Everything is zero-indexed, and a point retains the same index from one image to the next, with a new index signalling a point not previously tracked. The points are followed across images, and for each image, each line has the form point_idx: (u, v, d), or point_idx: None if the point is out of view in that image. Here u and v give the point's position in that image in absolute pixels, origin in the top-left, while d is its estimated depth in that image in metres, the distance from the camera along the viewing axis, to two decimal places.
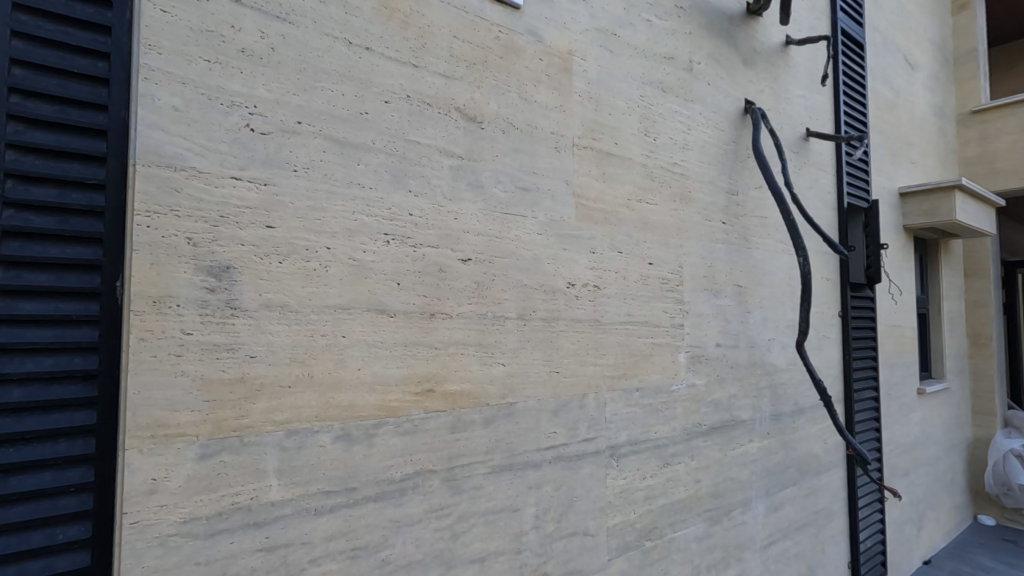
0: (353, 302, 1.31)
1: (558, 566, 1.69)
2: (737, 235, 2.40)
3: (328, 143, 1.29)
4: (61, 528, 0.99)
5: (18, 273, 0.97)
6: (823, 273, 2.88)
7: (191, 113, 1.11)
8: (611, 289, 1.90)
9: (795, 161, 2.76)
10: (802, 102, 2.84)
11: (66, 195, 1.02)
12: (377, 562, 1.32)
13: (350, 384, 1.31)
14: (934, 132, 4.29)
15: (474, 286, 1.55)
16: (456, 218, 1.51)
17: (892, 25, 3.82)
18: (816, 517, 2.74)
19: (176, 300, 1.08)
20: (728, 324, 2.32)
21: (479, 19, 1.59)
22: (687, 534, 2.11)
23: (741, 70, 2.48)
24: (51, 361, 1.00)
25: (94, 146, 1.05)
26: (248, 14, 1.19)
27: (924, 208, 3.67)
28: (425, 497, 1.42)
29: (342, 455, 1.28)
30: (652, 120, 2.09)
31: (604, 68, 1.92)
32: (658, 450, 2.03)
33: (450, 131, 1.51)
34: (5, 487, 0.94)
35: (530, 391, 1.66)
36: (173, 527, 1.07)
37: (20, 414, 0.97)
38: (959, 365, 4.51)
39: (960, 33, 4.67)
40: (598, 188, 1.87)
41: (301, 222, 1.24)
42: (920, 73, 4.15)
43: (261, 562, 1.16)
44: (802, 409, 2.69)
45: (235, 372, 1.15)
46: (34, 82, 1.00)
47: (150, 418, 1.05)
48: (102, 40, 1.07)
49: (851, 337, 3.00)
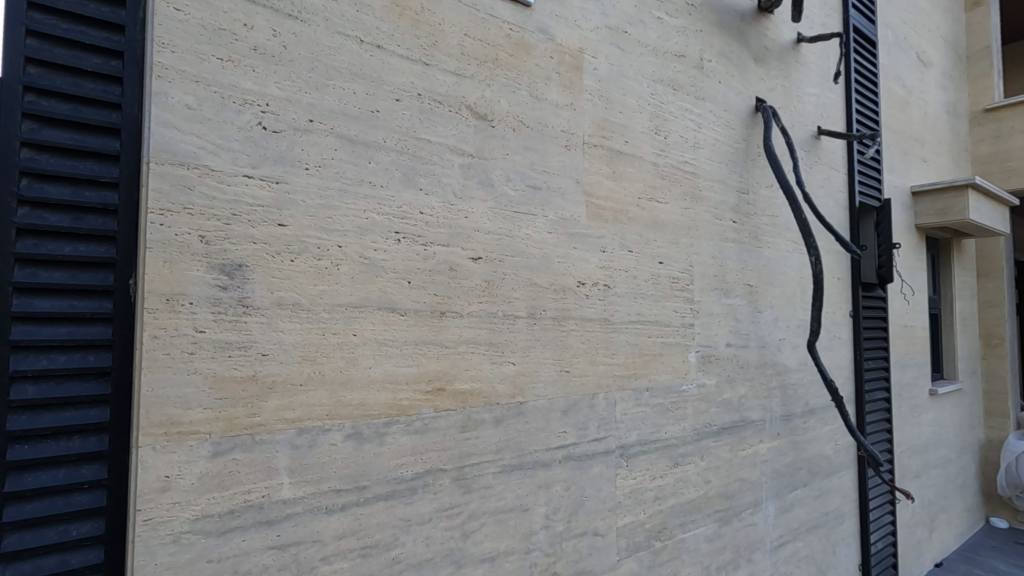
0: (363, 301, 1.31)
1: (568, 566, 1.68)
2: (748, 234, 2.39)
3: (339, 141, 1.29)
4: (75, 525, 1.00)
5: (33, 271, 0.98)
6: (835, 272, 2.85)
7: (204, 111, 1.11)
8: (622, 288, 1.89)
9: (806, 159, 2.74)
10: (813, 99, 2.82)
11: (79, 193, 1.03)
12: (387, 561, 1.32)
13: (362, 382, 1.30)
14: (947, 130, 4.25)
15: (485, 285, 1.54)
16: (467, 217, 1.51)
17: (904, 22, 3.78)
18: (827, 518, 2.72)
19: (188, 298, 1.08)
20: (739, 325, 2.31)
21: (490, 16, 1.59)
22: (697, 534, 2.10)
23: (753, 68, 2.46)
24: (65, 358, 1.01)
25: (108, 145, 1.06)
26: (261, 13, 1.19)
27: (936, 208, 3.64)
28: (435, 496, 1.41)
29: (353, 453, 1.28)
30: (663, 118, 2.07)
31: (615, 66, 1.91)
32: (668, 450, 2.01)
33: (460, 130, 1.51)
34: (20, 483, 0.96)
35: (540, 390, 1.65)
36: (186, 525, 1.07)
37: (35, 411, 0.98)
38: (972, 365, 4.46)
39: (973, 30, 4.61)
40: (608, 187, 1.86)
41: (312, 220, 1.24)
42: (933, 71, 4.10)
43: (273, 560, 1.16)
44: (813, 410, 2.67)
45: (247, 370, 1.15)
46: (49, 80, 1.01)
47: (162, 416, 1.05)
48: (115, 38, 1.07)
49: (863, 336, 2.97)
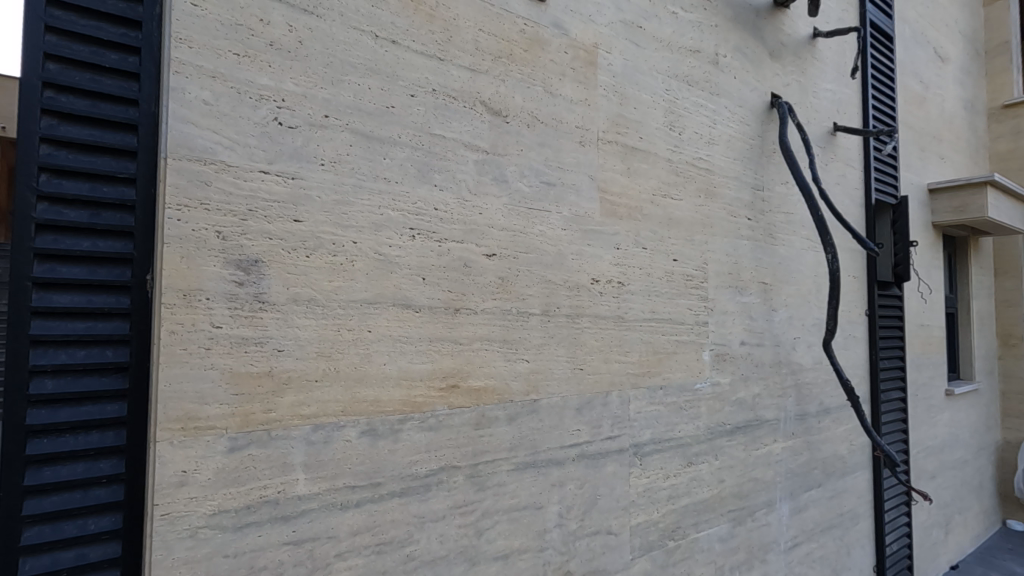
0: (378, 297, 1.31)
1: (581, 565, 1.67)
2: (763, 232, 2.36)
3: (354, 137, 1.28)
4: (93, 519, 1.01)
5: (52, 266, 0.99)
6: (850, 270, 2.82)
7: (221, 107, 1.11)
8: (636, 285, 1.87)
9: (822, 156, 2.70)
10: (829, 95, 2.78)
11: (97, 189, 1.04)
12: (401, 558, 1.32)
13: (376, 378, 1.30)
14: (964, 127, 4.18)
15: (499, 281, 1.53)
16: (481, 213, 1.50)
17: (922, 17, 3.72)
18: (842, 518, 2.68)
19: (204, 293, 1.08)
20: (754, 323, 2.28)
21: (505, 11, 1.57)
22: (710, 535, 2.08)
23: (768, 64, 2.43)
24: (83, 353, 1.02)
25: (125, 141, 1.07)
26: (277, 8, 1.18)
27: (954, 205, 3.58)
28: (449, 494, 1.41)
29: (368, 450, 1.28)
30: (678, 114, 2.05)
31: (629, 62, 1.89)
32: (681, 449, 2.00)
33: (474, 126, 1.50)
34: (39, 477, 0.96)
35: (554, 388, 1.64)
36: (203, 519, 1.07)
37: (54, 406, 0.99)
38: (988, 365, 4.39)
39: (992, 25, 4.54)
40: (622, 183, 1.85)
41: (328, 216, 1.24)
42: (950, 66, 4.04)
43: (288, 555, 1.16)
44: (827, 410, 2.64)
45: (263, 365, 1.15)
46: (67, 76, 1.01)
47: (180, 410, 1.05)
48: (132, 34, 1.08)
49: (878, 335, 2.93)
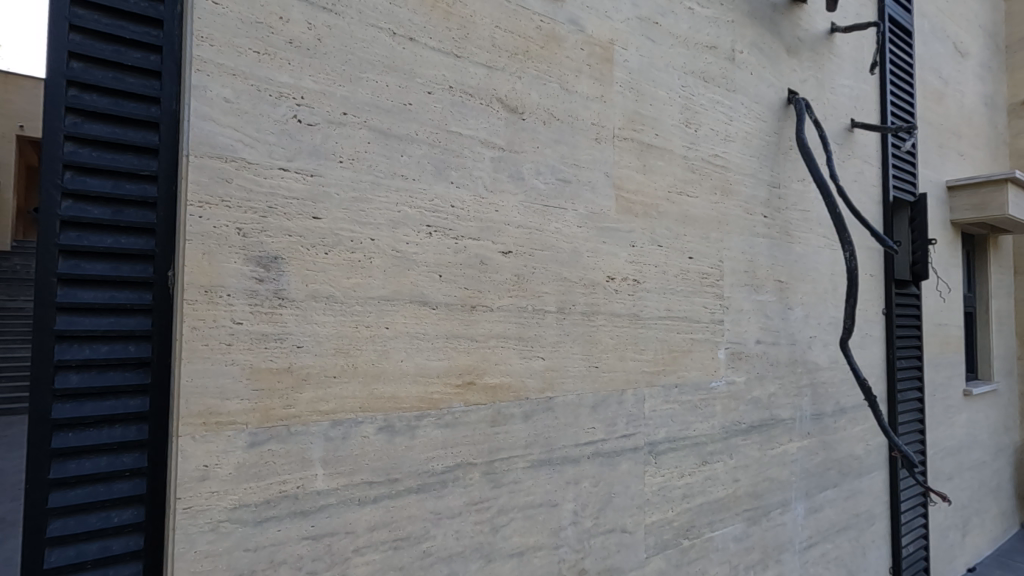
0: (395, 294, 1.31)
1: (596, 563, 1.67)
2: (779, 229, 2.34)
3: (372, 135, 1.29)
4: (116, 511, 1.03)
5: (76, 263, 1.00)
6: (867, 268, 2.78)
7: (242, 104, 1.12)
8: (651, 283, 1.86)
9: (840, 153, 2.67)
10: (847, 91, 2.75)
11: (120, 186, 1.05)
12: (418, 554, 1.32)
13: (394, 375, 1.31)
14: (984, 123, 4.11)
15: (515, 278, 1.53)
16: (497, 210, 1.50)
17: (941, 11, 3.66)
18: (857, 519, 2.66)
19: (226, 290, 1.09)
20: (770, 321, 2.26)
21: (521, 8, 1.57)
22: (725, 534, 2.07)
23: (784, 60, 2.41)
24: (106, 348, 1.03)
25: (147, 138, 1.08)
26: (296, 6, 1.19)
27: (973, 203, 3.53)
28: (465, 490, 1.41)
29: (384, 446, 1.29)
30: (693, 110, 2.04)
31: (645, 59, 1.88)
32: (696, 448, 1.98)
33: (491, 123, 1.50)
34: (65, 469, 0.98)
35: (569, 385, 1.64)
36: (224, 513, 1.08)
37: (78, 400, 1.00)
38: (1007, 365, 4.32)
39: (1013, 19, 4.46)
40: (638, 180, 1.84)
41: (346, 213, 1.24)
42: (970, 61, 3.98)
43: (307, 550, 1.17)
44: (844, 409, 2.62)
45: (282, 362, 1.16)
46: (91, 75, 1.02)
47: (202, 406, 1.06)
48: (154, 33, 1.09)
49: (896, 334, 2.90)
